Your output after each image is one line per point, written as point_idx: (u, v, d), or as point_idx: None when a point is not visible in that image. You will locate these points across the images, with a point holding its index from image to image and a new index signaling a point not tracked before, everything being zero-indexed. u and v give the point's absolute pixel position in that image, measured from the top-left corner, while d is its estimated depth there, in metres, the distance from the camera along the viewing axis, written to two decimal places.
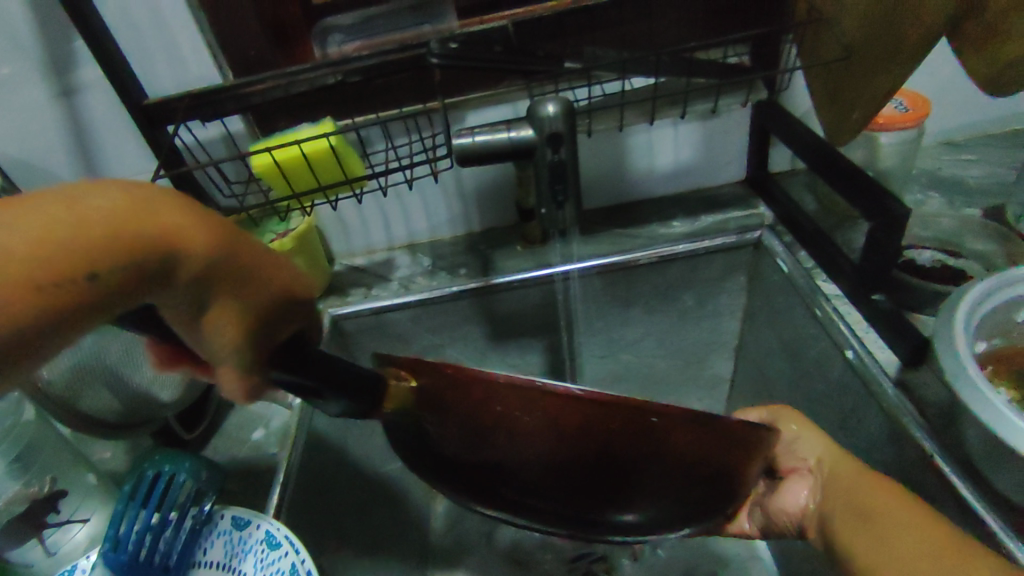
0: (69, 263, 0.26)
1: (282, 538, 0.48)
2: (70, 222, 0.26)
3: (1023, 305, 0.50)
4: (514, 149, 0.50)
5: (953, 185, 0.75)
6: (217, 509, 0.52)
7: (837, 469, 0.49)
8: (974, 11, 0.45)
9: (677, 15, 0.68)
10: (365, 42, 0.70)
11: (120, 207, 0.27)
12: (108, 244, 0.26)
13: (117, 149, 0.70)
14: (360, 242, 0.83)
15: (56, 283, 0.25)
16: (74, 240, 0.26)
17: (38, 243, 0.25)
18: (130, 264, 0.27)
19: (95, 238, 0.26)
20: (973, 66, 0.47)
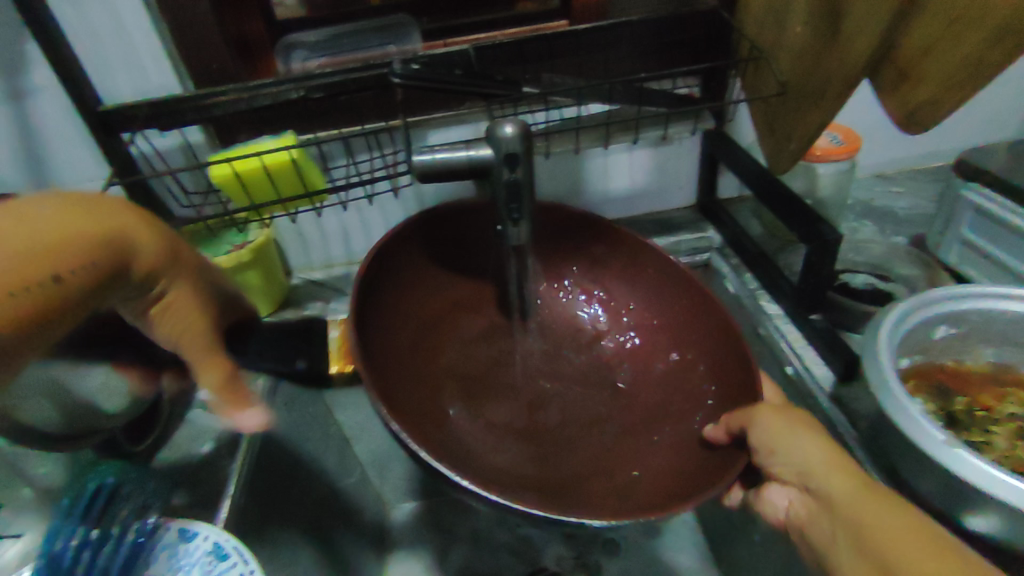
0: (47, 262, 0.34)
1: (231, 548, 0.49)
2: (42, 230, 0.35)
3: (938, 324, 0.54)
4: (474, 169, 0.52)
5: (884, 215, 0.80)
6: (163, 523, 0.51)
7: (813, 478, 0.42)
8: (892, 55, 0.49)
9: (631, 48, 0.71)
10: (329, 59, 0.71)
11: (82, 216, 0.37)
12: (78, 246, 0.36)
13: (67, 153, 0.68)
14: (319, 256, 0.83)
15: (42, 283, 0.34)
16: (50, 244, 0.35)
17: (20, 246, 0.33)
18: (99, 260, 0.37)
19: (68, 242, 0.35)
20: (890, 105, 0.52)
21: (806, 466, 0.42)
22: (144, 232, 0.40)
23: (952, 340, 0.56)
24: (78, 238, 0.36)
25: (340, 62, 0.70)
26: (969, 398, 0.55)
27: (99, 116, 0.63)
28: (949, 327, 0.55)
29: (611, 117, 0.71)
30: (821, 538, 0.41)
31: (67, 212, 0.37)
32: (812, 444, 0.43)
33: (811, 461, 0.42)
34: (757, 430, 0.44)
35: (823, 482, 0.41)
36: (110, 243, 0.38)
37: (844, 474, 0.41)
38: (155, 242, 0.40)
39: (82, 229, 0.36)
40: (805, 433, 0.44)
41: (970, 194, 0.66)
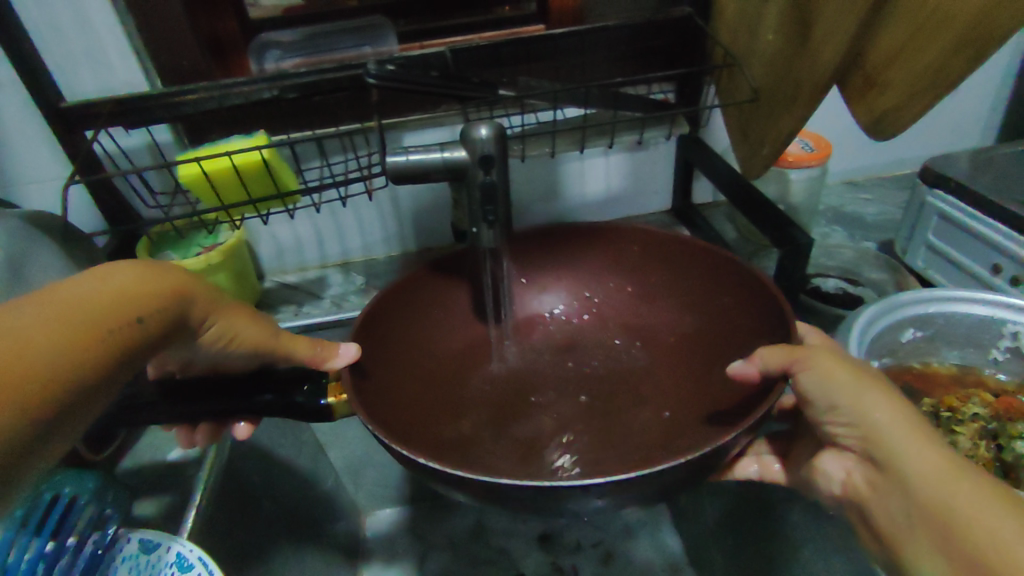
0: (129, 306, 0.35)
1: (195, 560, 0.47)
2: (122, 284, 0.35)
3: (905, 327, 0.56)
4: (449, 171, 0.51)
5: (853, 221, 0.82)
6: (123, 534, 0.49)
7: (881, 440, 0.36)
8: (859, 62, 0.50)
9: (608, 53, 0.72)
10: (305, 60, 0.70)
11: (153, 271, 0.38)
12: (152, 295, 0.37)
13: (27, 150, 0.66)
14: (293, 259, 0.82)
15: (123, 324, 0.34)
16: (134, 293, 0.35)
17: (107, 293, 0.34)
18: (168, 306, 0.37)
19: (145, 291, 0.36)
20: (858, 112, 0.53)
21: (874, 425, 0.37)
22: (193, 284, 0.41)
23: (918, 343, 0.57)
24: (150, 293, 0.36)
25: (315, 62, 0.70)
26: (934, 399, 0.56)
27: (62, 112, 0.61)
28: (916, 329, 0.56)
29: (587, 121, 0.71)
30: (887, 512, 0.37)
31: (135, 276, 0.36)
32: (873, 393, 0.37)
33: (876, 424, 0.37)
34: (808, 376, 0.39)
35: (896, 454, 0.36)
36: (175, 300, 0.38)
37: (924, 446, 0.35)
38: (203, 293, 0.42)
39: (151, 285, 0.37)
40: (863, 383, 0.38)
41: (934, 200, 0.67)
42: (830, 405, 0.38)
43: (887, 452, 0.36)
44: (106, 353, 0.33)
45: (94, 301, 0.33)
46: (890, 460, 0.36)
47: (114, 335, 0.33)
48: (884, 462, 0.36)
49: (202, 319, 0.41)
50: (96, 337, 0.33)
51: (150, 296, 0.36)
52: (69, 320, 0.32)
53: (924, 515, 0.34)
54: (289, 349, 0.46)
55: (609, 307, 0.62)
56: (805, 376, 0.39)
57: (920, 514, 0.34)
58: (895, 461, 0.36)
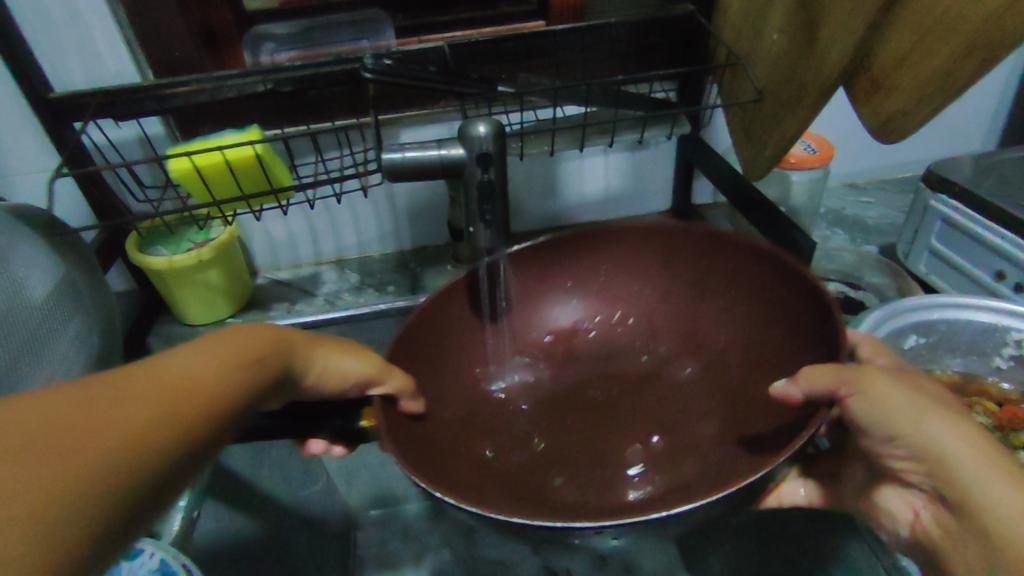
0: (247, 355, 0.33)
1: (179, 566, 0.45)
2: (242, 338, 0.34)
3: (908, 333, 0.54)
4: (445, 169, 0.50)
5: (855, 224, 0.81)
6: None
7: (948, 467, 0.34)
8: (865, 64, 0.50)
9: (611, 49, 0.70)
10: (300, 53, 0.70)
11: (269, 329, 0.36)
12: (266, 345, 0.35)
13: (13, 140, 0.64)
14: (287, 256, 0.81)
15: (242, 370, 0.32)
16: (251, 344, 0.34)
17: (226, 345, 0.33)
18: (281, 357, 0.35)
19: (261, 342, 0.34)
20: (863, 115, 0.52)
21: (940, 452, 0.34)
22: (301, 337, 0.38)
23: (921, 350, 0.56)
24: (255, 356, 0.33)
25: (311, 55, 0.69)
26: None
27: (48, 101, 0.60)
28: (919, 336, 0.55)
29: (588, 119, 0.70)
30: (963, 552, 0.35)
31: (237, 339, 0.34)
32: (931, 416, 0.35)
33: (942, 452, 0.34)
34: (861, 402, 0.35)
35: (967, 486, 0.33)
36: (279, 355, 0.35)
37: (997, 476, 0.33)
38: (304, 342, 0.38)
39: (261, 340, 0.35)
40: (926, 408, 0.35)
41: (938, 204, 0.67)
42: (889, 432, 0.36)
43: (957, 482, 0.34)
44: (224, 410, 0.30)
45: (200, 365, 0.30)
46: (962, 491, 0.33)
47: (224, 391, 0.30)
48: (957, 492, 0.34)
49: (309, 367, 0.38)
50: (216, 380, 0.30)
51: (254, 353, 0.33)
52: (196, 369, 0.30)
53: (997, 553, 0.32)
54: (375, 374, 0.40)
55: (651, 310, 0.56)
56: (856, 403, 0.35)
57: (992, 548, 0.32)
58: (966, 492, 0.33)
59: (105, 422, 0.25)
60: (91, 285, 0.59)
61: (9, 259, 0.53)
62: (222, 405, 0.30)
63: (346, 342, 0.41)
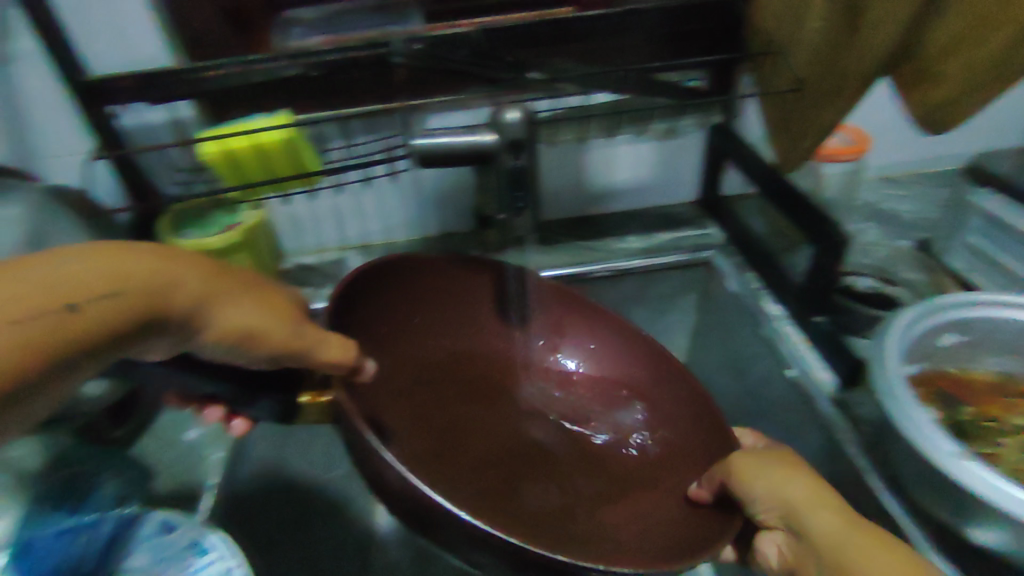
0: (99, 283, 0.33)
1: (215, 541, 0.46)
2: (110, 264, 0.34)
3: (947, 331, 0.53)
4: (475, 155, 0.50)
5: (890, 218, 0.79)
6: (143, 513, 0.49)
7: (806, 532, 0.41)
8: (912, 53, 0.48)
9: (644, 36, 0.69)
10: (329, 37, 0.69)
11: (157, 255, 0.36)
12: (124, 278, 0.34)
13: (51, 123, 0.65)
14: (313, 240, 0.81)
15: (86, 301, 0.32)
16: (107, 274, 0.33)
17: (85, 270, 0.33)
18: (150, 295, 0.35)
19: (122, 274, 0.34)
20: (911, 104, 0.50)
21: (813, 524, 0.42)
22: (200, 272, 0.38)
23: (959, 348, 0.54)
24: (152, 284, 0.35)
25: (339, 40, 0.68)
26: (976, 407, 0.54)
27: (87, 84, 0.61)
28: (958, 334, 0.54)
29: (620, 107, 0.69)
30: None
31: (141, 258, 0.35)
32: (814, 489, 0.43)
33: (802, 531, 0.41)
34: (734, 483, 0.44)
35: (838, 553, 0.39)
36: (185, 285, 0.36)
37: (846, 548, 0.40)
38: (224, 279, 0.38)
39: (126, 270, 0.34)
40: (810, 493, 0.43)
41: None
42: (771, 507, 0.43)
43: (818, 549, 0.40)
44: (95, 330, 0.32)
45: (90, 275, 0.33)
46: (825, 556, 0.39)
47: (61, 325, 0.31)
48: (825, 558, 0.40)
49: (201, 316, 0.37)
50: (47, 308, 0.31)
51: (152, 278, 0.35)
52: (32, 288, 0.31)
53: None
54: (276, 333, 0.39)
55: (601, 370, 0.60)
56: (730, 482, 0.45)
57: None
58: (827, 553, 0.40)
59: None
60: None
61: (48, 238, 0.54)
62: (95, 324, 0.32)
63: (276, 299, 0.41)
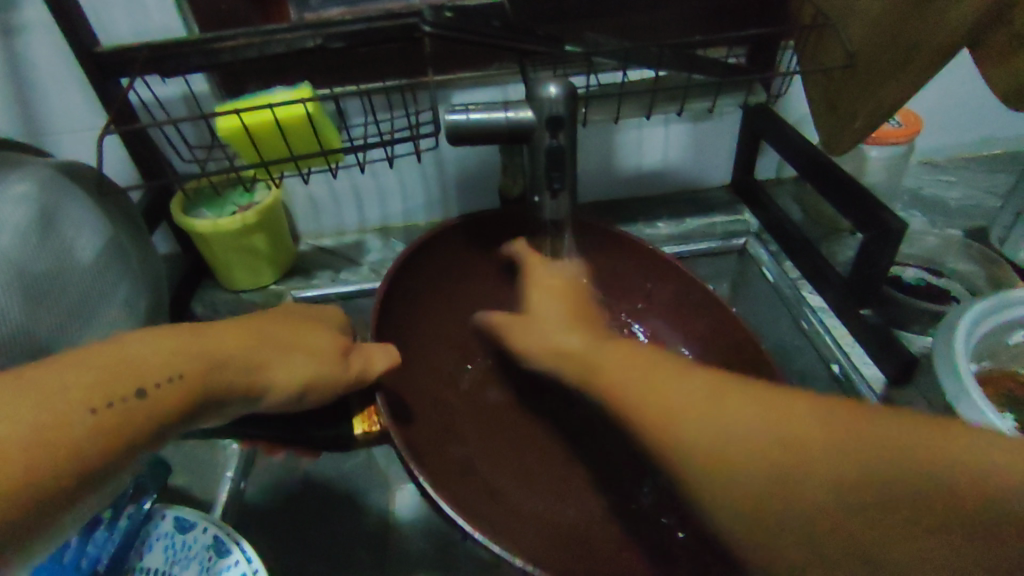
0: (154, 367, 0.34)
1: (232, 544, 0.44)
2: (151, 351, 0.35)
3: (1014, 328, 0.49)
4: (512, 133, 0.47)
5: (936, 207, 0.75)
6: (158, 509, 0.46)
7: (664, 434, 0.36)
8: (1004, 19, 0.43)
9: (680, 8, 0.64)
10: (347, 9, 0.65)
11: (190, 335, 0.37)
12: (174, 359, 0.35)
13: (60, 99, 0.63)
14: (330, 222, 0.79)
15: (146, 386, 0.33)
16: (154, 359, 0.34)
17: (130, 361, 0.34)
18: (203, 366, 0.36)
19: (168, 356, 0.35)
20: (996, 77, 0.46)
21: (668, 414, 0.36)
22: (233, 338, 0.39)
23: None
24: (193, 357, 0.36)
25: (358, 11, 0.65)
26: None
27: (96, 56, 0.58)
28: None
29: (658, 84, 0.65)
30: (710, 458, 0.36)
31: (179, 342, 0.36)
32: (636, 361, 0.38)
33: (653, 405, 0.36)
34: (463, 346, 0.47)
35: (689, 440, 0.33)
36: (232, 358, 0.37)
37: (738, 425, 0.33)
38: (255, 342, 0.39)
39: (170, 350, 0.35)
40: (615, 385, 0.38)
41: None
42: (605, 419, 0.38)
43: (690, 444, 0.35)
44: (161, 411, 0.34)
45: (135, 365, 0.34)
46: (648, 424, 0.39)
47: (130, 414, 0.32)
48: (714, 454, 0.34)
49: (260, 380, 0.38)
50: (110, 400, 0.32)
51: (193, 358, 0.36)
52: (88, 380, 0.32)
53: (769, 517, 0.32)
54: (327, 375, 0.41)
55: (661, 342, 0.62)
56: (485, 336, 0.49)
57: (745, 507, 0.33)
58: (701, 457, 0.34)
59: (38, 408, 0.30)
60: (137, 248, 0.58)
61: (59, 215, 0.51)
62: (160, 406, 0.33)
63: (309, 340, 0.43)
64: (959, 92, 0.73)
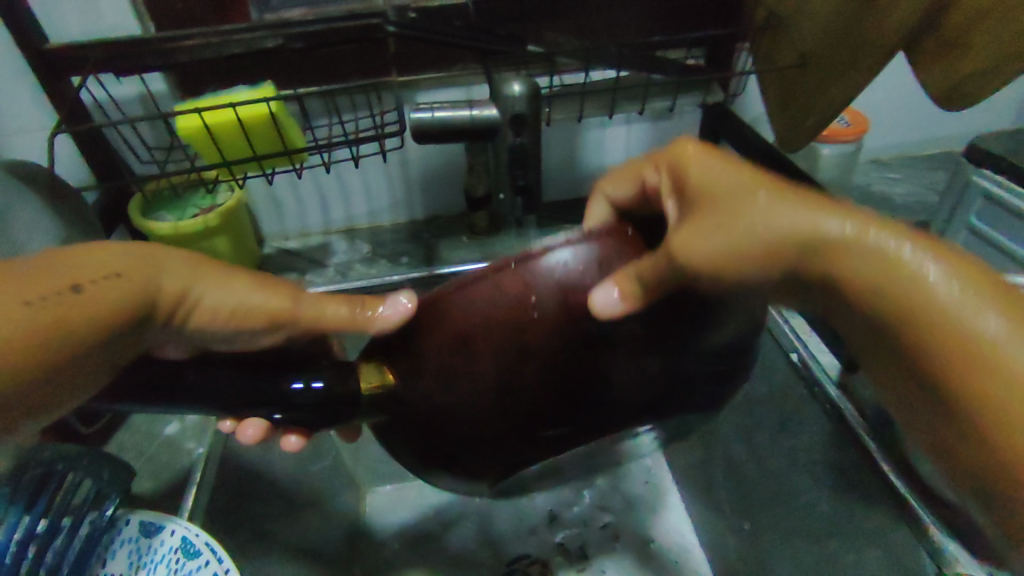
0: (98, 269, 0.31)
1: (202, 546, 0.42)
2: (91, 254, 0.31)
3: None
4: (476, 130, 0.47)
5: (882, 202, 0.79)
6: (122, 513, 0.46)
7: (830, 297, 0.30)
8: (938, 22, 0.47)
9: (639, 11, 0.66)
10: (306, 9, 0.66)
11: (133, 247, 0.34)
12: (116, 265, 0.32)
13: (9, 101, 0.61)
14: (295, 223, 0.78)
15: (86, 287, 0.30)
16: (91, 260, 0.31)
17: (64, 261, 0.30)
18: (146, 277, 0.33)
19: (110, 260, 0.32)
20: (933, 78, 0.49)
21: (822, 246, 0.28)
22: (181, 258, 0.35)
23: None
24: (141, 270, 0.33)
25: (318, 12, 0.65)
26: None
27: (46, 55, 0.57)
28: None
29: (619, 84, 0.66)
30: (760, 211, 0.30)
31: (143, 252, 0.34)
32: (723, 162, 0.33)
33: (873, 263, 0.28)
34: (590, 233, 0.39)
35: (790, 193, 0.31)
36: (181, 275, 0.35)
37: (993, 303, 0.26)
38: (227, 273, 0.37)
39: (113, 258, 0.32)
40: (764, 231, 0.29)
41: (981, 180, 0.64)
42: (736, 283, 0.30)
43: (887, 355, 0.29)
44: (106, 310, 0.30)
45: (95, 259, 0.31)
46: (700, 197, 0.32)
47: (72, 323, 0.29)
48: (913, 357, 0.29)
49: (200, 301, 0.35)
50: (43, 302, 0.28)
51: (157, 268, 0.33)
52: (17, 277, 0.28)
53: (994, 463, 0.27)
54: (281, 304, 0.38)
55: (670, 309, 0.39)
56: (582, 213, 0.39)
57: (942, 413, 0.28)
58: (918, 341, 0.27)
59: None
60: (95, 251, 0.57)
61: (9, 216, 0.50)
62: (106, 303, 0.30)
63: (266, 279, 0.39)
64: (900, 93, 0.77)
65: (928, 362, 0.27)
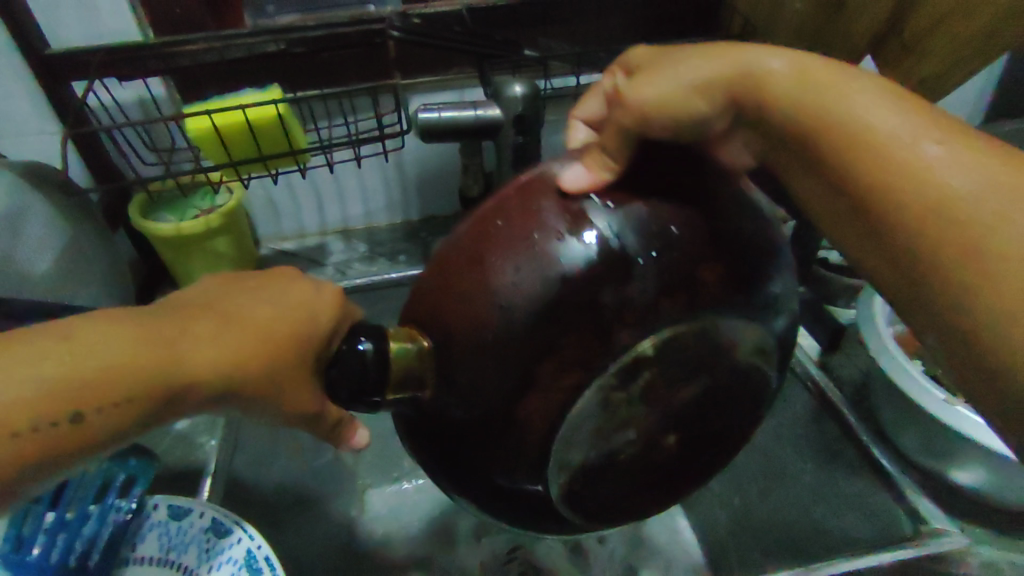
0: (73, 382, 0.28)
1: (232, 524, 0.43)
2: (67, 357, 0.28)
3: None
4: (480, 128, 0.50)
5: None
6: (150, 499, 0.46)
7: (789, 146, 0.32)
8: (899, 28, 0.51)
9: (625, 18, 0.70)
10: (302, 16, 0.68)
11: (109, 335, 0.30)
12: (94, 370, 0.29)
13: (9, 105, 0.61)
14: (291, 225, 0.80)
15: (67, 406, 0.28)
16: (64, 371, 0.28)
17: (35, 381, 0.28)
18: (127, 375, 0.29)
19: (88, 365, 0.29)
20: (895, 80, 0.53)
21: (757, 77, 0.31)
22: (161, 329, 0.31)
23: None
24: (125, 367, 0.29)
25: (315, 18, 0.67)
26: None
27: (49, 59, 0.58)
28: None
29: None
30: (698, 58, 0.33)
31: (65, 349, 0.28)
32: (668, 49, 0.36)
33: (812, 81, 0.30)
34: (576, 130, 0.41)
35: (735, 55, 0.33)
36: (167, 356, 0.31)
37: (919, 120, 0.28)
38: (205, 340, 0.32)
39: (88, 359, 0.29)
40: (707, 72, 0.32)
41: None
42: (688, 125, 0.32)
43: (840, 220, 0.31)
44: (94, 427, 0.29)
45: (18, 396, 0.27)
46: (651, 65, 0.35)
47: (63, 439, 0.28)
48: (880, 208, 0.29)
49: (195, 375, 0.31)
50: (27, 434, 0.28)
51: (116, 364, 0.29)
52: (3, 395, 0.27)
53: (960, 287, 0.26)
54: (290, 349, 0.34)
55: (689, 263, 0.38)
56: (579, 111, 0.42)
57: (901, 251, 0.28)
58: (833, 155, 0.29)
59: None
60: (96, 246, 0.58)
61: (22, 219, 0.51)
62: (93, 422, 0.29)
63: (280, 304, 0.34)
64: None
65: (889, 195, 0.28)
